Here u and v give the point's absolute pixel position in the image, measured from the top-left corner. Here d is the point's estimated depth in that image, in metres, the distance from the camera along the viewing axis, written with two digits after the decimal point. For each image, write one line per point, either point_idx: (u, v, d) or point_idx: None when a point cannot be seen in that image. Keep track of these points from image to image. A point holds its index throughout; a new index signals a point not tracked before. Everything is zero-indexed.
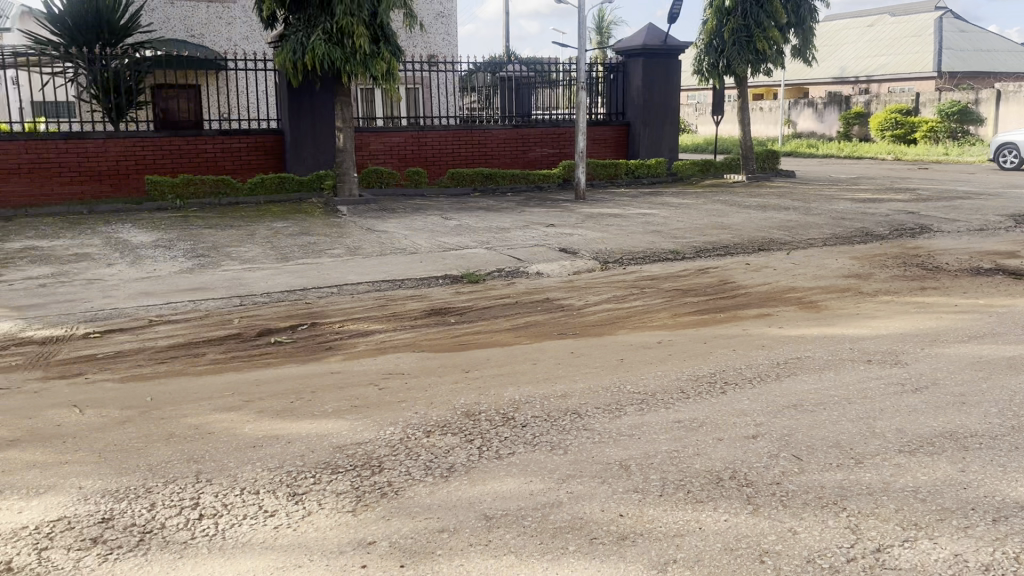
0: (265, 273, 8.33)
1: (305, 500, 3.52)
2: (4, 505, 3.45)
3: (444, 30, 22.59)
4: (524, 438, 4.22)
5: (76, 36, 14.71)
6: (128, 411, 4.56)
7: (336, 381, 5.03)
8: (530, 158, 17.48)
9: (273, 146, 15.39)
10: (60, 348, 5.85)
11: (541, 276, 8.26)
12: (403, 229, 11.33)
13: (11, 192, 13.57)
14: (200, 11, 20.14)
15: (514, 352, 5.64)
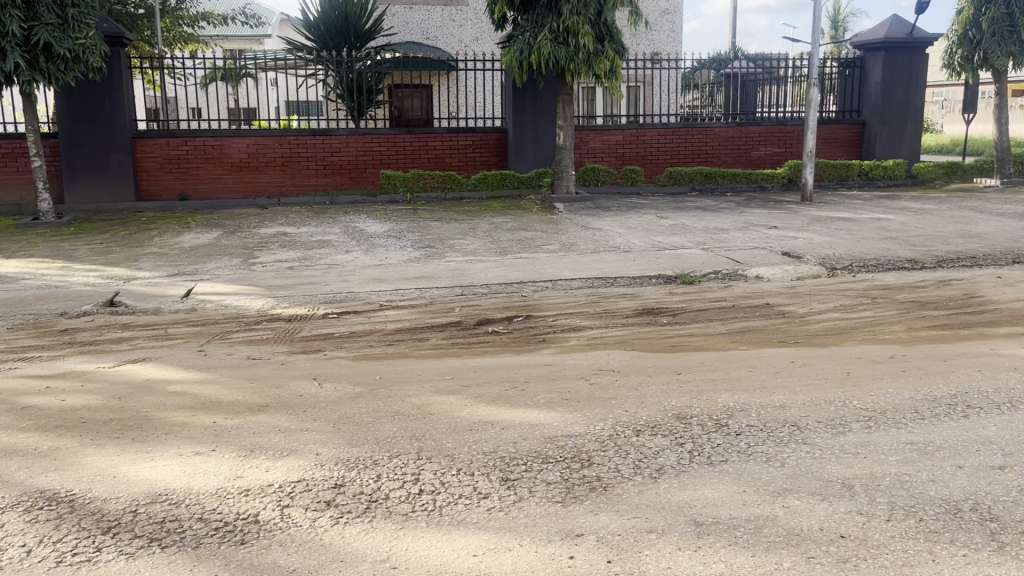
0: (484, 265, 8.65)
1: (516, 486, 3.61)
2: (254, 463, 3.84)
3: (668, 27, 22.36)
4: (737, 447, 3.99)
5: (327, 41, 16.06)
6: (359, 386, 4.92)
7: (548, 373, 5.12)
8: (753, 157, 16.88)
9: (497, 144, 15.94)
10: (303, 326, 6.42)
11: (760, 280, 7.94)
12: (618, 227, 11.34)
13: (267, 183, 15.05)
14: (435, 15, 21.28)
15: (730, 357, 5.41)
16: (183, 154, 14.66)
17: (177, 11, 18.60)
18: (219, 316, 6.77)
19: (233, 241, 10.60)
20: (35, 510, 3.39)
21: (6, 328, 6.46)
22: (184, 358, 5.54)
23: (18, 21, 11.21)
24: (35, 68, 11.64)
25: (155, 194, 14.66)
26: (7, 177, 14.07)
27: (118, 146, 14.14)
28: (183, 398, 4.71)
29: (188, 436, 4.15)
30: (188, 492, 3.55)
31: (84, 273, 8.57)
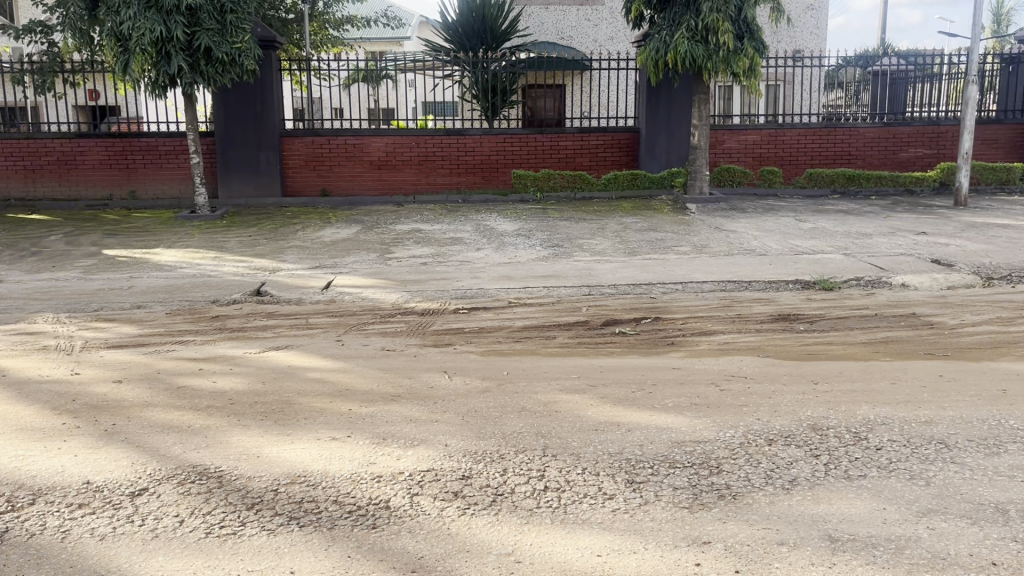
0: (614, 265, 8.61)
1: (642, 489, 3.57)
2: (387, 451, 3.97)
3: (812, 23, 21.54)
4: (877, 462, 3.79)
5: (464, 42, 16.38)
6: (487, 381, 5.00)
7: (677, 376, 5.03)
8: (901, 159, 16.01)
9: (629, 144, 15.80)
10: (434, 320, 6.58)
11: (907, 288, 7.52)
12: (753, 229, 11.02)
13: (403, 181, 15.52)
14: (571, 15, 21.33)
15: (871, 368, 5.15)
16: (326, 152, 15.31)
17: (324, 15, 19.44)
18: (356, 308, 7.05)
19: (370, 236, 11.00)
20: (188, 483, 3.63)
21: (166, 312, 6.95)
22: (324, 347, 5.79)
23: (183, 27, 12.02)
24: (195, 71, 12.48)
25: (300, 190, 15.38)
26: (169, 172, 15.12)
27: (267, 144, 14.93)
28: (322, 385, 4.93)
29: (326, 421, 4.34)
30: (325, 475, 3.71)
31: (234, 263, 9.11)
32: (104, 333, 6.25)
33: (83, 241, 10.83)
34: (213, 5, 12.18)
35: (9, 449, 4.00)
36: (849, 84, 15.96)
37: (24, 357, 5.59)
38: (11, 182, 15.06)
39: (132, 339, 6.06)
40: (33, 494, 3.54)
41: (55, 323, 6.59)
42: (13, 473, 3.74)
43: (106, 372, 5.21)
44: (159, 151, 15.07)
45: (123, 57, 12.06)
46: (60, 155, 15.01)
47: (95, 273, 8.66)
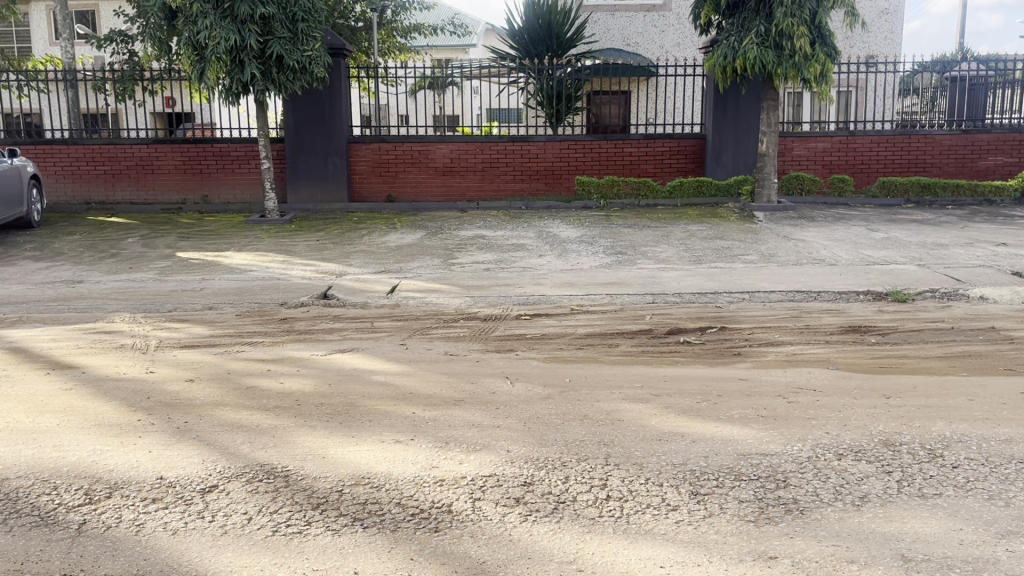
0: (678, 273, 8.51)
1: (707, 501, 3.51)
2: (450, 455, 3.99)
3: (887, 28, 21.00)
4: (953, 481, 3.65)
5: (530, 49, 16.43)
6: (549, 388, 4.99)
7: (743, 388, 4.95)
8: (979, 168, 15.53)
9: (695, 150, 15.62)
10: (497, 325, 6.60)
11: (986, 301, 7.25)
12: (822, 238, 10.77)
13: (467, 187, 15.63)
14: (637, 21, 21.21)
15: (947, 384, 4.97)
16: (393, 158, 15.53)
17: (392, 23, 19.71)
18: (419, 312, 7.11)
19: (434, 241, 11.11)
20: (256, 481, 3.71)
21: (236, 314, 7.14)
22: (388, 351, 5.86)
23: (256, 36, 12.33)
24: (267, 79, 12.75)
25: (366, 196, 15.62)
26: (240, 177, 15.53)
27: (335, 150, 15.21)
28: (386, 388, 4.99)
29: (390, 424, 4.39)
30: (388, 478, 3.75)
31: (302, 267, 9.30)
32: (178, 333, 6.45)
33: (159, 244, 11.18)
34: (285, 14, 12.51)
35: (87, 444, 4.15)
36: (925, 90, 15.49)
37: (102, 355, 5.80)
38: (92, 186, 15.64)
39: (204, 340, 6.23)
40: (110, 487, 3.66)
41: (131, 323, 6.81)
42: (91, 466, 3.88)
43: (179, 372, 5.36)
44: (232, 157, 15.49)
45: (199, 65, 12.46)
46: (138, 160, 15.54)
47: (170, 274, 8.94)
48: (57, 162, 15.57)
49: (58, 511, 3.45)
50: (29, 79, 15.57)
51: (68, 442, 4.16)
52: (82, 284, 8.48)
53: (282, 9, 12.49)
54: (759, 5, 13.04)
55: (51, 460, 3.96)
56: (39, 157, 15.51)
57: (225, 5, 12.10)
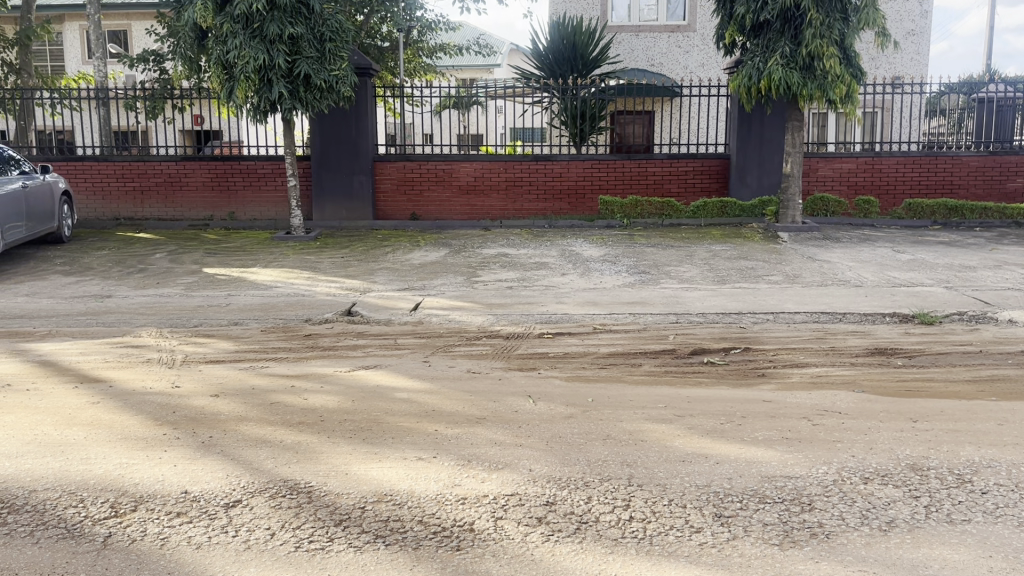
0: (702, 294, 8.48)
1: (731, 523, 3.48)
2: (472, 473, 3.99)
3: (913, 49, 20.91)
4: (983, 507, 3.60)
5: (554, 69, 16.51)
6: (572, 408, 4.98)
7: (767, 409, 4.90)
8: (1008, 190, 15.38)
9: (719, 170, 15.60)
10: (520, 344, 6.61)
11: (1015, 324, 7.16)
12: (848, 259, 10.70)
13: (491, 206, 15.70)
14: (661, 41, 21.27)
15: (976, 408, 4.90)
16: (417, 177, 15.63)
17: (417, 43, 19.91)
18: (442, 330, 7.14)
19: (458, 259, 11.16)
20: (279, 497, 3.73)
21: (261, 330, 7.20)
22: (411, 369, 5.88)
23: (284, 55, 12.51)
24: (295, 97, 12.92)
25: (390, 213, 15.72)
26: (267, 194, 15.71)
27: (360, 169, 15.35)
28: (408, 405, 5.00)
29: (413, 441, 4.40)
30: (411, 495, 3.75)
31: (326, 284, 9.37)
32: (204, 348, 6.51)
33: (186, 260, 11.31)
34: (313, 34, 12.70)
35: (114, 457, 4.19)
36: (952, 111, 15.32)
37: (129, 369, 5.86)
38: (121, 202, 15.88)
39: (230, 355, 6.28)
40: (136, 501, 3.69)
41: (158, 337, 6.89)
42: (117, 480, 3.92)
43: (204, 387, 5.41)
44: (258, 174, 15.67)
45: (228, 84, 12.65)
46: (166, 177, 15.77)
47: (196, 290, 9.05)
48: (88, 178, 15.83)
49: (84, 524, 3.49)
50: (62, 97, 15.86)
51: (95, 456, 4.21)
52: (111, 298, 8.59)
53: (310, 29, 12.68)
54: (784, 26, 13.03)
55: (78, 473, 4.00)
56: (70, 174, 15.78)
57: (254, 25, 12.30)
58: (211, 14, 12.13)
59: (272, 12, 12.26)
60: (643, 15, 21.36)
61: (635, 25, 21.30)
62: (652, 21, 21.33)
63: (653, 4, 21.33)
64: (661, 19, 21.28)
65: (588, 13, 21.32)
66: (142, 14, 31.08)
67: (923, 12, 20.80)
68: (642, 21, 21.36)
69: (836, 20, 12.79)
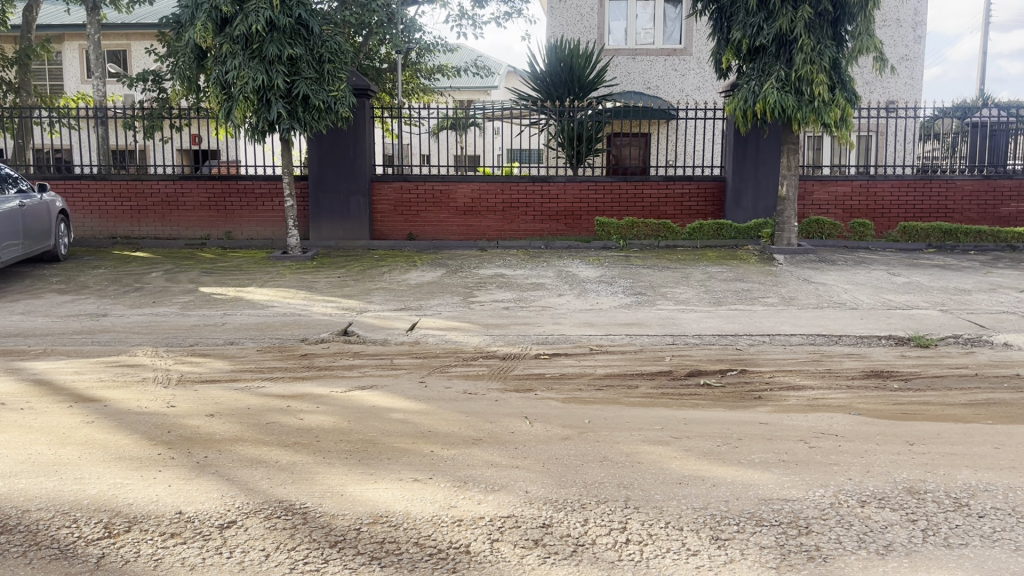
0: (699, 315, 8.50)
1: (728, 546, 3.47)
2: (468, 495, 3.98)
3: (907, 74, 21.13)
4: (980, 531, 3.59)
5: (552, 91, 16.63)
6: (568, 429, 4.97)
7: (764, 432, 4.90)
8: (1001, 215, 15.47)
9: (715, 193, 15.67)
10: (516, 364, 6.61)
11: (1010, 347, 7.17)
12: (843, 282, 10.75)
13: (488, 227, 15.75)
14: (658, 65, 21.45)
15: (972, 431, 4.90)
16: (414, 198, 15.69)
17: (416, 64, 20.06)
18: (439, 350, 7.14)
19: (454, 280, 11.17)
20: (274, 518, 3.71)
21: (257, 349, 7.18)
22: (407, 389, 5.86)
23: (283, 76, 12.57)
24: (294, 117, 12.96)
25: (387, 234, 15.77)
26: (264, 214, 15.74)
27: (358, 189, 15.38)
28: (404, 427, 4.98)
29: (409, 462, 4.39)
30: (407, 517, 3.74)
31: (323, 303, 9.38)
32: (199, 368, 6.50)
33: (182, 279, 11.31)
34: (312, 56, 12.80)
35: (108, 477, 4.17)
36: (945, 135, 15.44)
37: (125, 389, 5.84)
38: (118, 221, 15.88)
39: (225, 375, 6.27)
40: (130, 521, 3.67)
41: (153, 356, 6.88)
42: (111, 500, 3.90)
43: (199, 407, 5.38)
44: (255, 194, 15.70)
45: (226, 104, 12.71)
46: (163, 196, 15.79)
47: (193, 309, 9.05)
48: (85, 197, 15.84)
49: (78, 544, 3.46)
50: (61, 116, 15.91)
51: (89, 475, 4.18)
52: (106, 317, 8.58)
53: (309, 50, 12.78)
54: (780, 50, 13.15)
55: (72, 493, 3.98)
56: (67, 192, 15.79)
57: (254, 46, 12.38)
58: (211, 35, 12.21)
59: (271, 33, 12.35)
60: (640, 38, 21.57)
61: (632, 48, 21.50)
62: (648, 44, 21.54)
63: (650, 27, 21.53)
64: (658, 43, 21.49)
65: (585, 36, 21.51)
66: (142, 34, 31.28)
67: (917, 37, 21.03)
68: (639, 45, 21.57)
69: (830, 45, 12.93)
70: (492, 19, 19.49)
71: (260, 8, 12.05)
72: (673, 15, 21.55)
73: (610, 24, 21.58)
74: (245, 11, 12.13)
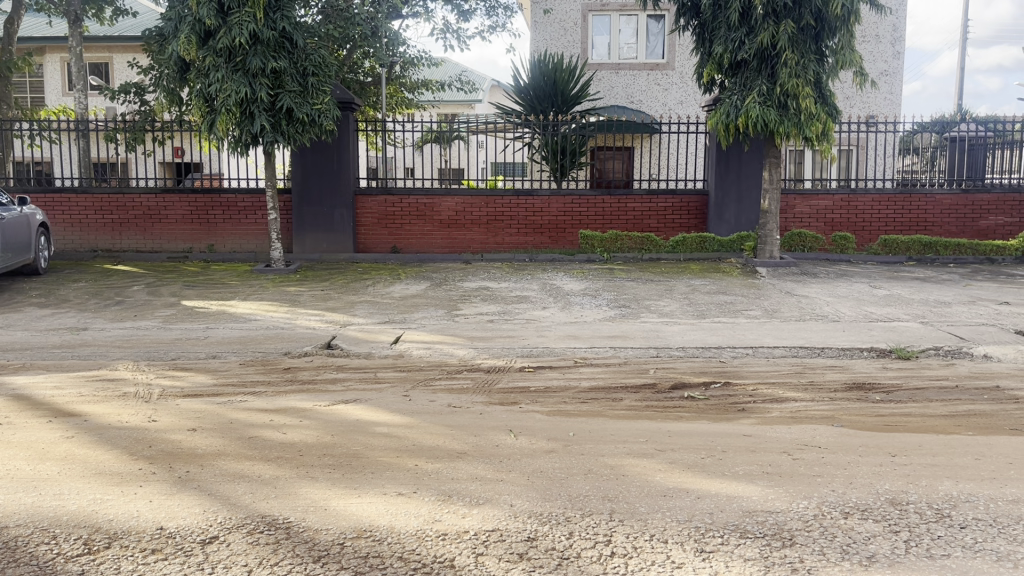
0: (682, 328, 8.53)
1: (713, 559, 3.47)
2: (452, 509, 3.96)
3: (887, 89, 21.38)
4: (961, 541, 3.61)
5: (536, 105, 16.69)
6: (553, 442, 4.96)
7: (748, 444, 4.91)
8: (981, 228, 15.62)
9: (698, 207, 15.76)
10: (500, 377, 6.60)
11: (990, 359, 7.24)
12: (825, 294, 10.82)
13: (472, 240, 15.75)
14: (642, 79, 21.60)
15: (952, 443, 4.94)
16: (398, 211, 15.69)
17: (400, 78, 20.11)
18: (423, 363, 7.12)
19: (438, 293, 11.16)
20: (257, 533, 3.68)
21: (239, 363, 7.13)
22: (390, 402, 5.84)
23: (267, 88, 12.56)
24: (277, 130, 12.93)
25: (371, 246, 15.74)
26: (247, 227, 15.67)
27: (342, 202, 15.37)
28: (389, 441, 4.95)
29: (393, 476, 4.37)
30: (390, 531, 3.71)
31: (306, 317, 9.33)
32: (181, 382, 6.45)
33: (164, 292, 11.23)
34: (296, 69, 12.80)
35: (88, 493, 4.12)
36: (925, 149, 15.62)
37: (106, 403, 5.78)
38: (99, 233, 15.76)
39: (208, 389, 6.22)
40: (110, 537, 3.63)
41: (134, 370, 6.82)
42: (91, 516, 3.85)
43: (181, 421, 5.33)
44: (238, 207, 15.64)
45: (209, 117, 12.65)
46: (145, 209, 15.69)
47: (174, 322, 8.98)
48: (66, 210, 15.72)
49: (56, 561, 3.42)
50: (41, 128, 15.78)
51: (68, 491, 4.13)
52: (87, 331, 8.50)
53: (293, 63, 12.80)
54: (761, 65, 13.26)
55: (51, 510, 3.92)
56: (48, 205, 15.65)
57: (237, 58, 12.36)
58: (195, 47, 12.16)
59: (255, 46, 12.35)
60: (623, 53, 21.73)
61: (615, 63, 21.66)
62: (632, 59, 21.69)
63: (633, 42, 21.70)
64: (640, 57, 21.65)
65: (569, 51, 21.66)
66: (124, 46, 31.16)
67: (896, 53, 21.29)
68: (622, 59, 21.71)
69: (811, 60, 13.08)
70: (477, 33, 19.57)
71: (244, 21, 12.03)
72: (656, 30, 21.70)
73: (594, 38, 21.74)
74: (228, 24, 12.11)
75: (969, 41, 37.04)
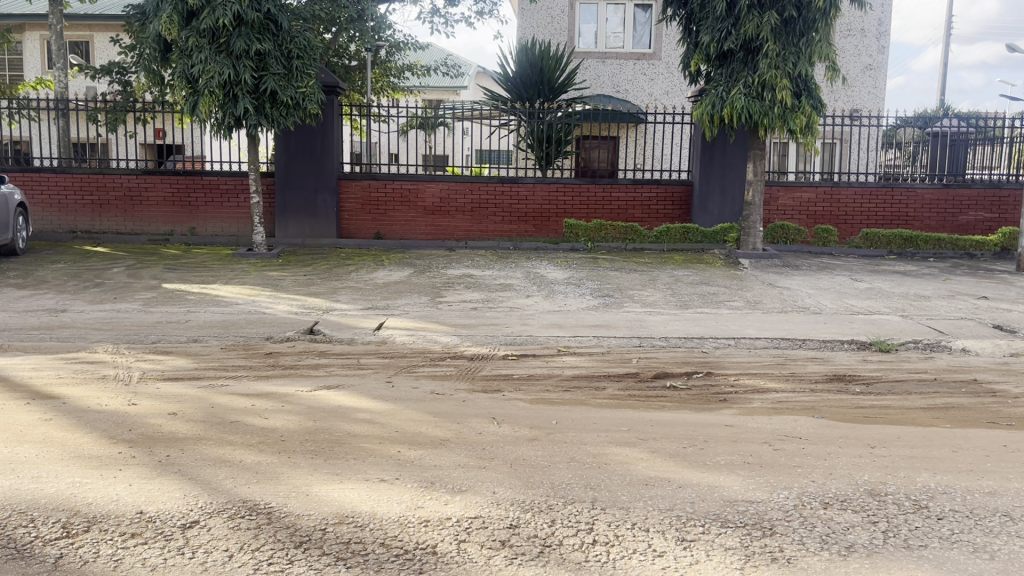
0: (665, 318, 8.56)
1: (694, 547, 3.49)
2: (435, 496, 3.95)
3: (871, 83, 21.52)
4: (938, 533, 3.65)
5: (523, 93, 16.60)
6: (536, 430, 4.97)
7: (729, 434, 4.94)
8: (961, 223, 15.78)
9: (682, 197, 15.79)
10: (483, 365, 6.59)
11: (968, 353, 7.33)
12: (806, 287, 10.89)
13: (456, 227, 15.72)
14: (627, 68, 21.58)
15: (930, 435, 5.00)
16: (382, 197, 15.62)
17: (384, 63, 20.00)
18: (407, 350, 7.10)
19: (422, 279, 11.13)
20: (238, 518, 3.66)
21: (220, 347, 7.09)
22: (373, 389, 5.82)
23: (250, 71, 12.45)
24: (260, 113, 12.83)
25: (355, 232, 15.67)
26: (229, 210, 15.53)
27: (325, 187, 15.28)
28: (372, 427, 4.93)
29: (376, 462, 4.36)
30: (373, 517, 3.71)
31: (287, 302, 9.26)
32: (161, 365, 6.40)
33: (144, 275, 11.12)
34: (281, 51, 12.67)
35: (67, 476, 4.08)
36: (906, 144, 15.61)
37: (84, 386, 5.73)
38: (78, 215, 15.57)
39: (189, 373, 6.18)
40: (89, 521, 3.59)
41: (113, 353, 6.75)
42: (70, 499, 3.82)
43: (162, 405, 5.29)
44: (220, 190, 15.49)
45: (192, 98, 12.51)
46: (126, 190, 15.53)
47: (155, 305, 8.90)
48: (43, 190, 15.50)
49: (35, 545, 3.39)
50: (19, 107, 15.51)
51: (46, 474, 4.09)
52: (65, 313, 8.41)
53: (278, 45, 12.65)
54: (746, 57, 13.32)
55: (28, 492, 3.88)
56: (25, 184, 15.44)
57: (221, 40, 12.23)
58: (177, 28, 12.02)
59: (239, 28, 12.23)
60: (610, 42, 21.69)
61: (602, 51, 21.61)
62: (618, 48, 21.65)
63: (620, 31, 21.68)
64: (627, 47, 21.62)
65: (556, 38, 21.60)
66: (105, 25, 30.81)
67: (880, 48, 21.42)
68: (608, 48, 21.68)
69: (794, 53, 13.11)
70: (464, 19, 19.49)
71: (227, 2, 11.90)
72: (643, 20, 21.70)
73: (581, 26, 21.70)
74: (212, 5, 11.97)
75: (950, 38, 37.22)
